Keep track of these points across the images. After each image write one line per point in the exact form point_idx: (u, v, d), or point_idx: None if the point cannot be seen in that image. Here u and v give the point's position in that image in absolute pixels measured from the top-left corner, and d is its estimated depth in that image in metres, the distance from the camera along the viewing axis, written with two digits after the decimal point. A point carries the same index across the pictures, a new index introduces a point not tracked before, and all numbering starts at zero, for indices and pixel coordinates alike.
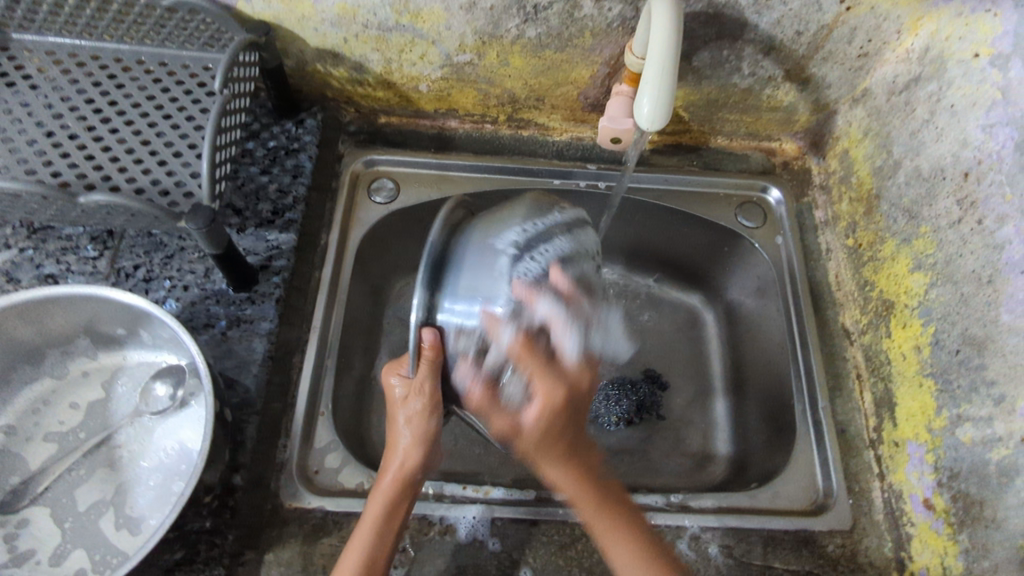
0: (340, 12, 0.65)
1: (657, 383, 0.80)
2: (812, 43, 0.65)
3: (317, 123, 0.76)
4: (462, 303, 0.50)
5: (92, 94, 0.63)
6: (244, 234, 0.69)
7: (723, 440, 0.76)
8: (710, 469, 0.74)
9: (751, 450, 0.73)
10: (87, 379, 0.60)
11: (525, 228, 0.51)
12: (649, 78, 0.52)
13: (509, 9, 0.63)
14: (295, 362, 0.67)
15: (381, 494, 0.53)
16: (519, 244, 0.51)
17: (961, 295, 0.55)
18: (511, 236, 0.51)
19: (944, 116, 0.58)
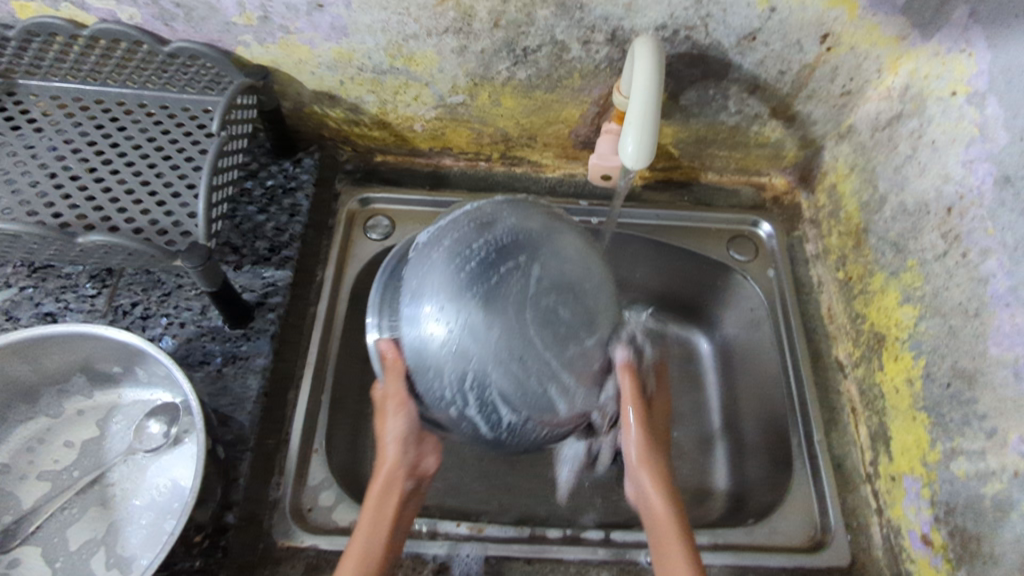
0: (336, 56, 0.67)
1: None
2: (796, 82, 0.67)
3: (314, 162, 0.79)
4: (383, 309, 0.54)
5: (95, 137, 0.65)
6: (241, 272, 0.69)
7: (722, 477, 0.75)
8: (710, 504, 0.73)
9: (749, 484, 0.72)
10: (82, 418, 0.60)
11: (435, 224, 0.54)
12: (631, 117, 0.53)
13: (500, 52, 0.65)
14: (289, 397, 0.67)
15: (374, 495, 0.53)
16: (426, 237, 0.53)
17: (949, 328, 0.55)
18: (421, 237, 0.54)
19: (926, 151, 0.59)
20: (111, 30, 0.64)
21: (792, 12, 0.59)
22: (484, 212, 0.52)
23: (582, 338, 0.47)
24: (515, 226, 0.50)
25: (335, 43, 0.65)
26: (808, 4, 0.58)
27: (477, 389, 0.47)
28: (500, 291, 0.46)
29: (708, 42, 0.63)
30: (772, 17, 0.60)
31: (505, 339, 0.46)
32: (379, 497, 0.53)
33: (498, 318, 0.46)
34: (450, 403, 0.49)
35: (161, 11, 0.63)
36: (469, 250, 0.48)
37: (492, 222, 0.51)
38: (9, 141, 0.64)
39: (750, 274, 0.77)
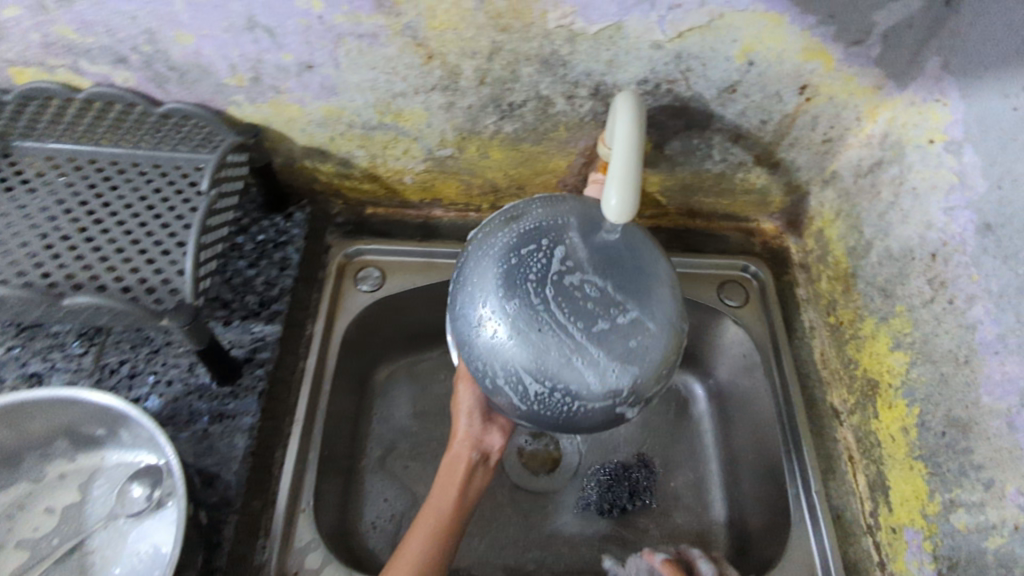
0: (325, 113, 0.68)
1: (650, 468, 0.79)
2: (777, 130, 0.68)
3: (305, 216, 0.79)
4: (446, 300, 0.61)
5: (87, 197, 0.66)
6: (230, 327, 0.69)
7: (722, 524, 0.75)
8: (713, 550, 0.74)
9: (749, 530, 0.73)
10: (64, 482, 0.60)
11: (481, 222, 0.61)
12: (613, 174, 0.51)
13: (486, 107, 0.66)
14: (277, 456, 0.67)
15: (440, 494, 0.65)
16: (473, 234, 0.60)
17: (941, 376, 0.54)
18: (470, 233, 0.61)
19: (908, 198, 0.60)
20: (106, 93, 0.66)
21: (770, 65, 0.60)
22: (519, 208, 0.57)
23: (607, 313, 0.50)
24: (539, 215, 0.55)
25: (324, 102, 0.67)
26: (785, 58, 0.59)
27: (504, 362, 0.51)
28: (521, 269, 0.51)
29: (690, 94, 0.64)
30: (751, 70, 0.61)
31: (522, 312, 0.50)
32: (451, 465, 0.67)
33: (516, 294, 0.51)
34: (486, 376, 0.53)
35: (155, 74, 0.64)
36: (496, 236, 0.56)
37: (524, 215, 0.56)
38: (3, 204, 0.64)
39: (742, 320, 0.78)
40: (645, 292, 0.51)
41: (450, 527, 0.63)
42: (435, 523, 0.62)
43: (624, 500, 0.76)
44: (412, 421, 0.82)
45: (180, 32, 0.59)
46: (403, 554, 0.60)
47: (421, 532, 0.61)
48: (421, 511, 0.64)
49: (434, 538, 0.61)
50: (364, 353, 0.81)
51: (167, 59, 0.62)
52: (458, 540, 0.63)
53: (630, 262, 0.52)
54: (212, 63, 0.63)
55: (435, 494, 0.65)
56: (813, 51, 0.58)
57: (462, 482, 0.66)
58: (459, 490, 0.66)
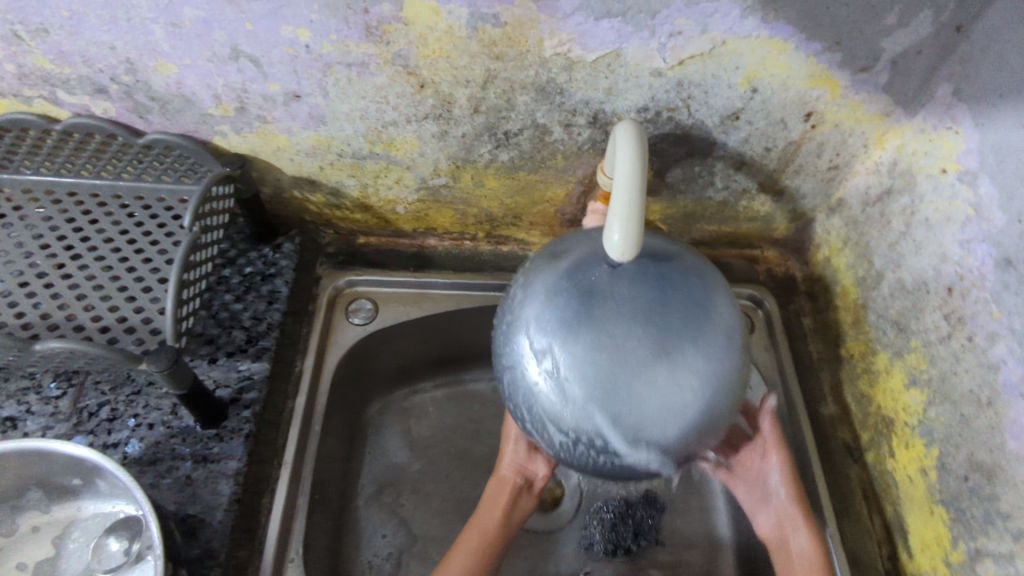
0: (314, 143, 0.66)
1: (655, 506, 0.76)
2: (782, 157, 0.65)
3: (295, 246, 0.77)
4: None
5: (66, 230, 0.62)
6: (215, 364, 0.66)
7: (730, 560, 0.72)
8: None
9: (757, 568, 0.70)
10: (37, 535, 0.57)
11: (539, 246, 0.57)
12: (615, 207, 0.47)
13: (481, 136, 0.64)
14: (264, 503, 0.64)
15: (484, 515, 0.66)
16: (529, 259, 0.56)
17: (961, 417, 0.52)
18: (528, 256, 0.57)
19: (920, 229, 0.58)
20: (85, 125, 0.63)
21: (774, 92, 0.58)
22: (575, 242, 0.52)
23: (648, 374, 0.45)
24: (589, 255, 0.50)
25: (313, 131, 0.64)
26: (789, 84, 0.57)
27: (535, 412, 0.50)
28: (558, 317, 0.48)
29: (691, 122, 0.62)
30: (754, 97, 0.59)
31: (554, 369, 0.47)
32: (496, 487, 0.67)
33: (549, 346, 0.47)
34: (523, 419, 0.52)
35: (137, 104, 0.62)
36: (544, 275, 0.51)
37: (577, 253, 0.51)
38: None
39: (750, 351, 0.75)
40: (694, 347, 0.46)
41: (492, 548, 0.64)
42: (477, 543, 0.63)
43: (626, 540, 0.74)
44: (409, 459, 0.79)
45: (162, 62, 0.57)
46: (446, 571, 0.61)
47: (463, 550, 0.63)
48: (465, 529, 0.65)
49: (474, 558, 0.62)
50: (355, 389, 0.78)
51: (148, 89, 0.60)
52: (498, 561, 0.64)
53: (682, 313, 0.47)
54: (195, 93, 0.60)
55: (479, 514, 0.66)
56: (818, 77, 0.56)
57: (506, 505, 0.66)
58: (502, 513, 0.66)
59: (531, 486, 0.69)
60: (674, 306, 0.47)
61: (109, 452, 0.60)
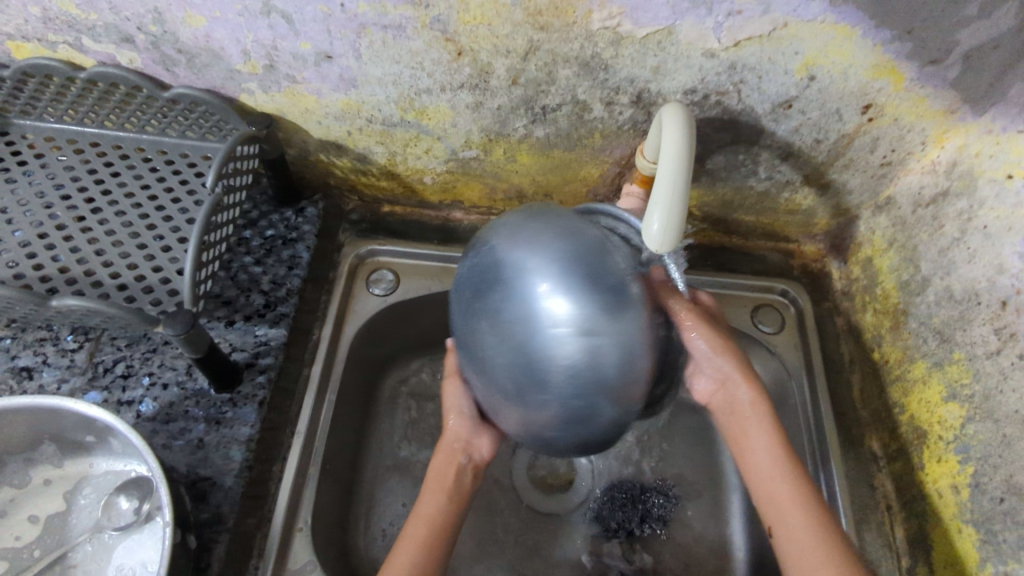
0: (344, 107, 0.64)
1: (668, 496, 0.75)
2: (832, 150, 0.62)
3: (318, 212, 0.75)
4: None
5: (86, 181, 0.61)
6: (232, 328, 0.65)
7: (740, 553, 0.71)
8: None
9: (766, 564, 0.68)
10: (48, 488, 0.56)
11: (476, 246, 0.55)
12: (657, 195, 0.48)
13: (517, 109, 0.61)
14: (275, 470, 0.63)
15: (429, 501, 0.58)
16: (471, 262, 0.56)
17: (1002, 436, 0.51)
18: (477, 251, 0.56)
19: (976, 237, 0.55)
20: (110, 74, 0.60)
21: (833, 81, 0.55)
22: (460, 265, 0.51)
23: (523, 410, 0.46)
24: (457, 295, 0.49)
25: (343, 94, 0.62)
26: (850, 74, 0.54)
27: None
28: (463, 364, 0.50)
29: (740, 108, 0.59)
30: (811, 85, 0.56)
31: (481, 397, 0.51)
32: (441, 471, 0.60)
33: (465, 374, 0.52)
34: None
35: (163, 56, 0.60)
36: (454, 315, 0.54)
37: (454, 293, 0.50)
38: None
39: (776, 348, 0.73)
40: (548, 373, 0.44)
41: (441, 537, 0.57)
42: (424, 535, 0.56)
43: (634, 524, 0.73)
44: (421, 433, 0.78)
45: (190, 13, 0.55)
46: (391, 567, 0.54)
47: (409, 543, 0.55)
48: (409, 521, 0.58)
49: (422, 551, 0.55)
50: (372, 359, 0.77)
51: (175, 41, 0.58)
52: (450, 551, 0.57)
53: (523, 331, 0.44)
54: (224, 47, 0.58)
55: (422, 501, 0.59)
56: (882, 68, 0.53)
57: (451, 490, 0.59)
58: (450, 499, 0.59)
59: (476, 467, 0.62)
60: (514, 343, 0.44)
61: (123, 410, 0.59)
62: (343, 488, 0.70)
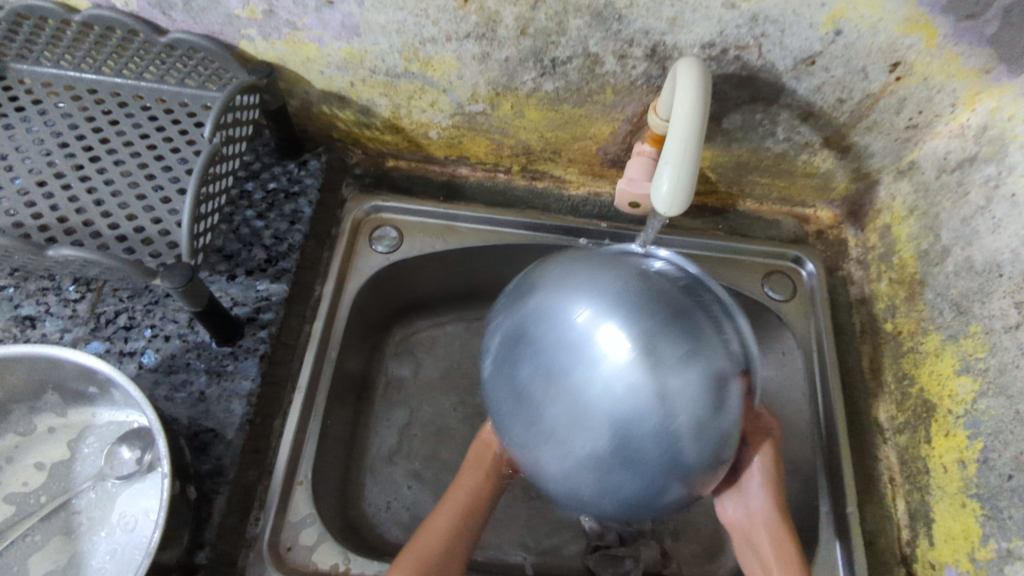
0: (346, 56, 0.61)
1: None
2: (856, 111, 0.59)
3: (321, 165, 0.73)
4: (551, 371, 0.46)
5: (85, 129, 0.60)
6: (233, 282, 0.64)
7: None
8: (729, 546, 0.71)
9: None
10: (53, 436, 0.57)
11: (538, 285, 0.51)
12: (668, 153, 0.46)
13: (526, 61, 0.59)
14: (276, 425, 0.64)
15: (470, 472, 0.62)
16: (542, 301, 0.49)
17: (1015, 412, 0.49)
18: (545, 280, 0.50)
19: (1003, 206, 0.52)
20: (105, 17, 0.58)
21: (861, 36, 0.52)
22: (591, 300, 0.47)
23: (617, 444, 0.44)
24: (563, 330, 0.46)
25: (345, 43, 0.60)
26: (881, 28, 0.51)
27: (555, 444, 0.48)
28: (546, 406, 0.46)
29: (761, 63, 0.56)
30: (837, 40, 0.52)
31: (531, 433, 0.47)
32: (480, 451, 0.63)
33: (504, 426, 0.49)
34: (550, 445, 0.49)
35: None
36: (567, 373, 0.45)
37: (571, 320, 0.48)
38: None
39: (786, 317, 0.71)
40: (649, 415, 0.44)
41: (477, 508, 0.60)
42: (461, 504, 0.60)
43: None
44: (422, 390, 0.78)
45: None
46: (430, 530, 0.57)
47: (449, 507, 0.59)
48: (448, 489, 0.61)
49: (461, 517, 0.59)
50: (375, 317, 0.77)
51: None
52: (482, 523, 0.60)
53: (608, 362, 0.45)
54: None
55: (462, 475, 0.62)
56: (915, 23, 0.50)
57: (492, 467, 0.62)
58: (488, 476, 0.62)
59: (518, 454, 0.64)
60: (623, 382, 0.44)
61: (125, 360, 0.59)
62: (345, 445, 0.71)
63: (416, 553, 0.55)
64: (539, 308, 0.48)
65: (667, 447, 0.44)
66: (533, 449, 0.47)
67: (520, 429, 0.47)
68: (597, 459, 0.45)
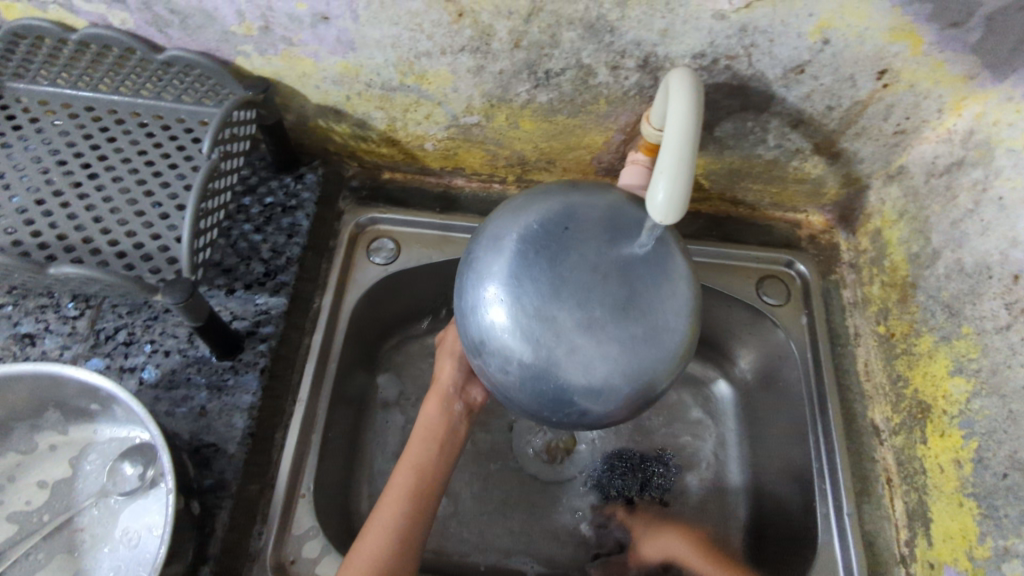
0: (342, 70, 0.62)
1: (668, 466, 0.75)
2: (844, 118, 0.60)
3: (318, 178, 0.74)
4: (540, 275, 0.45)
5: (82, 147, 0.60)
6: (232, 296, 0.65)
7: (739, 519, 0.72)
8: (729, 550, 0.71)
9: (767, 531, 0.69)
10: (54, 454, 0.57)
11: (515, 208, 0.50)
12: (662, 165, 0.44)
13: (520, 73, 0.60)
14: (277, 438, 0.64)
15: (419, 444, 0.62)
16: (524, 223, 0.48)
17: (1009, 412, 0.50)
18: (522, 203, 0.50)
19: (991, 208, 0.53)
20: (102, 36, 0.59)
21: (848, 44, 0.53)
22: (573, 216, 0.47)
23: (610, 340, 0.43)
24: (549, 234, 0.46)
25: (340, 57, 0.60)
26: (867, 37, 0.52)
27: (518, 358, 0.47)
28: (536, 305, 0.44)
29: (751, 72, 0.57)
30: (825, 49, 0.53)
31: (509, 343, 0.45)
32: (427, 423, 0.63)
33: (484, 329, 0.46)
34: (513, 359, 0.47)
35: (155, 17, 0.58)
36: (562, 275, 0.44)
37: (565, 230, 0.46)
38: None
39: (781, 320, 0.72)
40: (648, 312, 0.44)
41: (428, 487, 0.60)
42: (412, 485, 0.59)
43: (632, 491, 0.74)
44: (421, 399, 0.78)
45: None
46: (377, 520, 0.57)
47: (398, 493, 0.59)
48: (397, 468, 0.61)
49: (411, 500, 0.58)
50: (374, 329, 0.77)
51: (167, 2, 0.56)
52: (436, 502, 0.60)
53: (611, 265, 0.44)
54: (217, 8, 0.56)
55: (410, 449, 0.62)
56: (901, 31, 0.51)
57: (442, 439, 0.63)
58: (438, 448, 0.62)
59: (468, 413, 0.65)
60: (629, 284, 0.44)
61: (125, 376, 0.59)
62: (346, 457, 0.71)
63: (367, 554, 0.55)
64: (569, 231, 0.46)
65: (654, 358, 0.44)
66: (529, 348, 0.44)
67: (512, 331, 0.44)
68: (593, 361, 0.43)
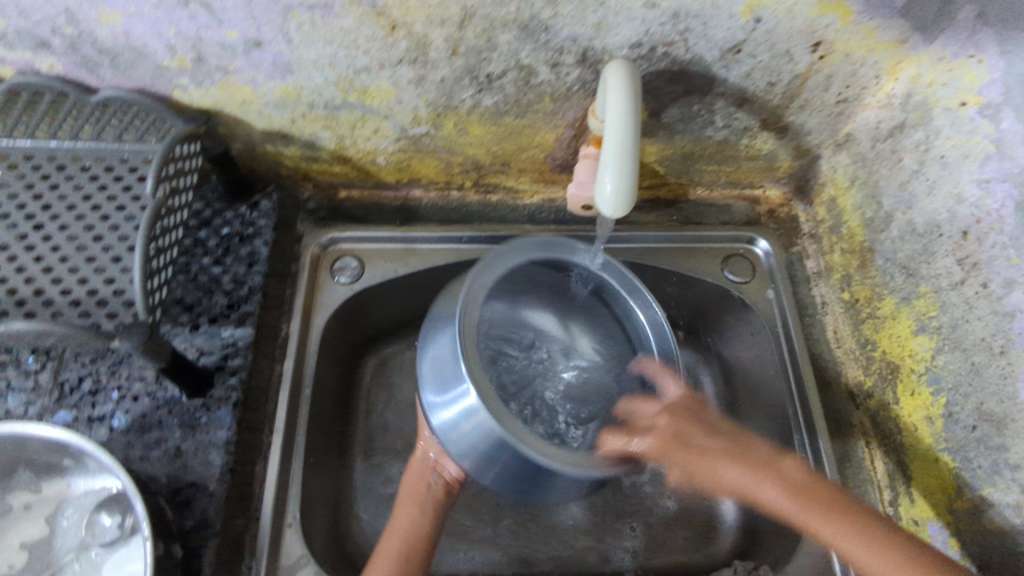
0: (283, 94, 0.61)
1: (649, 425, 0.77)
2: (787, 92, 0.61)
3: (273, 204, 0.73)
4: (433, 369, 0.56)
5: (25, 198, 0.58)
6: (197, 332, 0.64)
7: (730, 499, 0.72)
8: (720, 533, 0.72)
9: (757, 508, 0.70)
10: (29, 513, 0.56)
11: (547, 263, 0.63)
12: (605, 156, 0.48)
13: (461, 80, 0.59)
14: (257, 471, 0.63)
15: (409, 503, 0.62)
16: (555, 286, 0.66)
17: (970, 365, 0.51)
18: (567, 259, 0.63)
19: (934, 167, 0.54)
20: (32, 83, 0.57)
21: (779, 21, 0.53)
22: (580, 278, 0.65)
23: (464, 439, 0.54)
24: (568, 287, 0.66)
25: (279, 81, 0.60)
26: (797, 12, 0.52)
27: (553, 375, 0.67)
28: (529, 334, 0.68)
29: (689, 57, 0.57)
30: (758, 28, 0.54)
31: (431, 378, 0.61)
32: (412, 484, 0.63)
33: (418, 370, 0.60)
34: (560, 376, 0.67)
35: (84, 59, 0.57)
36: (442, 378, 0.55)
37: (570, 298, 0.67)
38: None
39: (748, 297, 0.72)
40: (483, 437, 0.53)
41: (416, 549, 0.59)
42: (397, 546, 0.59)
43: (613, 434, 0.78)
44: (402, 416, 0.77)
45: (104, 10, 0.52)
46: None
47: (386, 554, 0.58)
48: (386, 532, 0.60)
49: (398, 561, 0.58)
50: (347, 348, 0.76)
51: (94, 41, 0.55)
52: (427, 558, 0.60)
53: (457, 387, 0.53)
54: (147, 44, 0.55)
55: (398, 513, 0.61)
56: (828, 4, 0.51)
57: (422, 499, 0.62)
58: (422, 508, 0.62)
59: (449, 483, 0.63)
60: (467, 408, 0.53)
61: (95, 427, 0.58)
62: (331, 483, 0.70)
63: None
64: (432, 365, 0.56)
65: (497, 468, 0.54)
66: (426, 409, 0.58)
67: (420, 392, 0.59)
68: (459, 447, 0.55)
